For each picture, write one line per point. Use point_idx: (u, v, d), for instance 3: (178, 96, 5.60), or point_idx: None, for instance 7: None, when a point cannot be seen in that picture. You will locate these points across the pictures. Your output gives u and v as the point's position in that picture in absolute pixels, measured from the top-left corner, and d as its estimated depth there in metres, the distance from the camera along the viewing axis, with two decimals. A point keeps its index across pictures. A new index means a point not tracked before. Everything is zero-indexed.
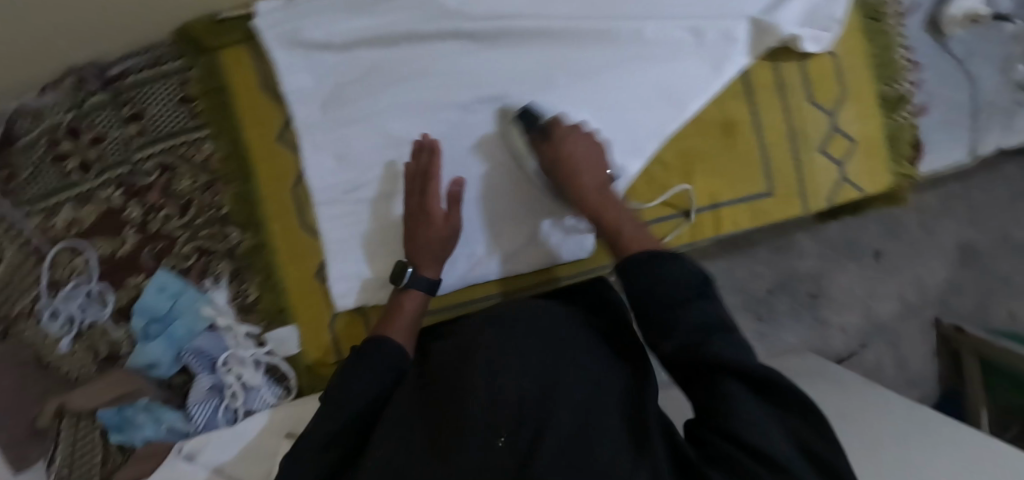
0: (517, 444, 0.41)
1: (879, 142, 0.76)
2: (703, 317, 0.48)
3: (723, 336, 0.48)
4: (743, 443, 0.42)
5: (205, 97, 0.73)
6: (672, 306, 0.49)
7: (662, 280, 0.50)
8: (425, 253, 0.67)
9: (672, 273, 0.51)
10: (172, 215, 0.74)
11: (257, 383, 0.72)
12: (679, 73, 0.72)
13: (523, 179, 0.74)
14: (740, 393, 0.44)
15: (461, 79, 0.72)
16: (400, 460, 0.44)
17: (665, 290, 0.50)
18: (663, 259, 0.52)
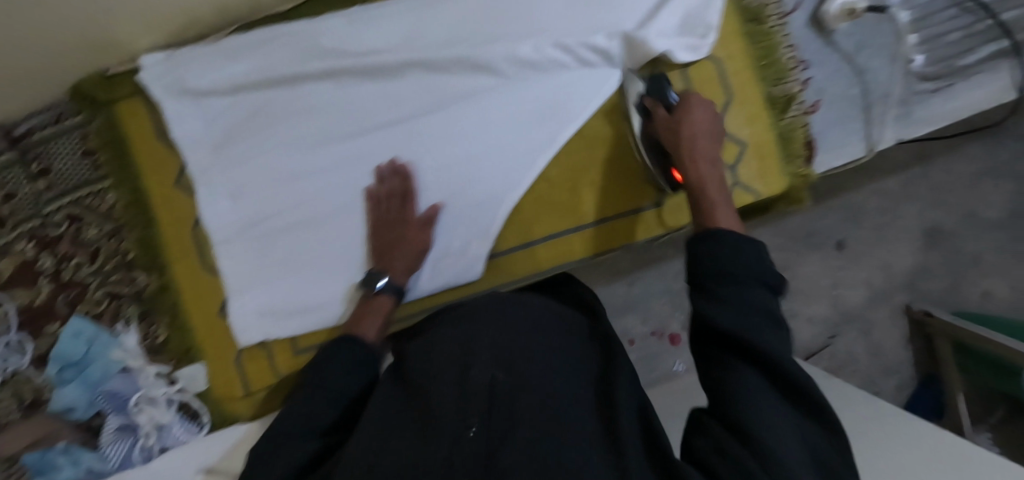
0: (483, 436, 0.42)
1: (770, 144, 0.76)
2: (738, 302, 0.46)
3: (769, 330, 0.46)
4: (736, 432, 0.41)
5: (104, 148, 0.76)
6: (727, 288, 0.47)
7: (727, 264, 0.49)
8: (397, 263, 0.70)
9: (745, 263, 0.49)
10: (83, 262, 0.77)
11: (170, 421, 0.75)
12: (559, 91, 0.73)
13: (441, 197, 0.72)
14: (753, 386, 0.43)
15: (346, 112, 0.74)
16: (399, 438, 0.46)
17: (732, 274, 0.48)
18: (745, 244, 0.50)
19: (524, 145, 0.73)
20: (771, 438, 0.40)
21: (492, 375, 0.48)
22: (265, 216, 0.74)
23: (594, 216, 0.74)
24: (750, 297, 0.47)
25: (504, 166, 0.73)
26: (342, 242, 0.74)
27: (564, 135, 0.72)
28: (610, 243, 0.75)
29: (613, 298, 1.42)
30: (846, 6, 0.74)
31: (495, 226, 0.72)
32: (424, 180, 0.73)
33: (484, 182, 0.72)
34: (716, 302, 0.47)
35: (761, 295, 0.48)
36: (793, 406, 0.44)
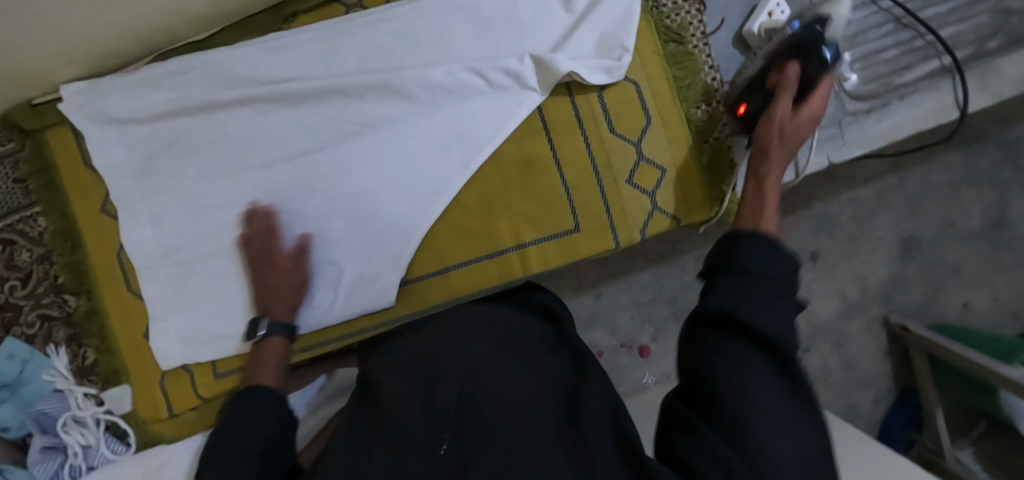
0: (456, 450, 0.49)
1: (691, 168, 0.74)
2: (761, 302, 0.48)
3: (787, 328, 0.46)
4: (720, 430, 0.43)
5: (34, 176, 0.78)
6: (739, 289, 0.49)
7: (751, 267, 0.50)
8: (277, 300, 0.69)
9: (764, 266, 0.51)
10: (16, 285, 0.79)
11: (97, 441, 0.78)
12: (472, 115, 0.72)
13: (357, 223, 0.74)
14: (750, 375, 0.44)
15: (264, 139, 0.74)
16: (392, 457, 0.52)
17: (757, 276, 0.49)
18: (774, 249, 0.52)
19: (439, 170, 0.73)
20: (765, 433, 0.41)
21: (460, 386, 0.57)
22: (186, 242, 0.75)
23: (509, 242, 0.74)
24: (775, 305, 0.47)
25: (419, 192, 0.73)
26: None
27: (476, 159, 0.72)
28: (526, 268, 0.74)
29: (580, 309, 1.42)
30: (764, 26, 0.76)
31: (410, 251, 0.73)
32: (338, 207, 0.74)
33: (399, 207, 0.73)
34: (717, 303, 0.49)
35: (783, 298, 0.49)
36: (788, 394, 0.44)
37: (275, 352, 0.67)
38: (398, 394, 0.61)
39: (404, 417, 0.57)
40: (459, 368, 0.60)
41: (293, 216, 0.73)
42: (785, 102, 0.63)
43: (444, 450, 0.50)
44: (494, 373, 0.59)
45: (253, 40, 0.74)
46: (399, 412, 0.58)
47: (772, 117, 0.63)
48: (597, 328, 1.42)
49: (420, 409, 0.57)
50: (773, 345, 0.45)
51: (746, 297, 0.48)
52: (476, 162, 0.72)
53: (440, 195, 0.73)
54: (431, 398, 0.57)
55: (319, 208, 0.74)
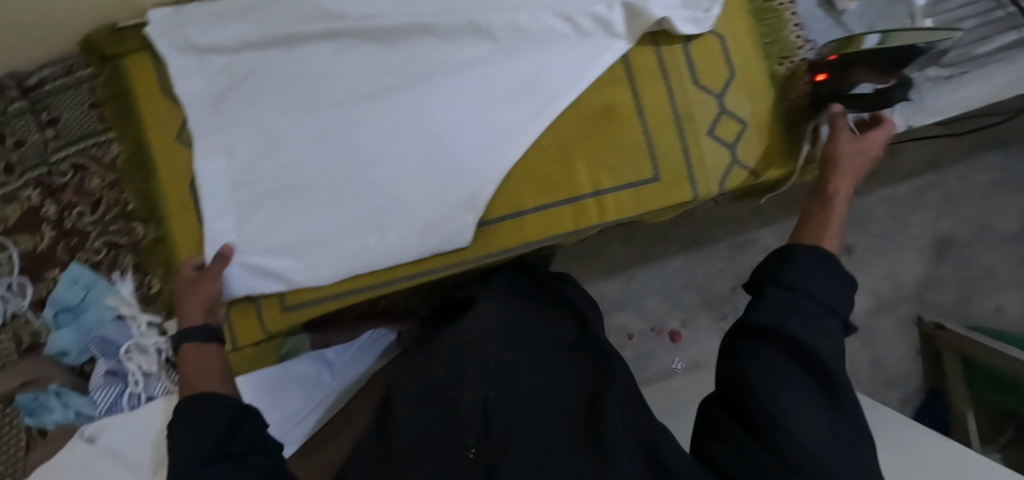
0: (482, 457, 0.61)
1: (771, 124, 0.75)
2: (813, 313, 0.56)
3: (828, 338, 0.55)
4: (769, 417, 0.51)
5: (110, 102, 0.78)
6: (793, 300, 0.57)
7: (808, 281, 0.58)
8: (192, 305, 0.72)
9: (819, 281, 0.58)
10: (85, 212, 0.79)
11: (158, 370, 0.77)
12: (552, 62, 0.73)
13: (433, 164, 0.73)
14: (789, 382, 0.53)
15: (344, 75, 0.75)
16: (427, 440, 0.65)
17: (810, 290, 0.57)
18: (831, 264, 0.60)
19: (519, 114, 0.73)
20: (799, 429, 0.50)
21: (483, 391, 0.66)
22: (259, 172, 0.75)
23: (587, 188, 0.74)
24: (824, 322, 0.56)
25: (497, 134, 0.73)
26: (331, 202, 0.74)
27: (557, 104, 0.72)
28: (602, 216, 0.74)
29: (610, 292, 1.41)
30: None
31: (485, 193, 0.73)
32: (416, 146, 0.73)
33: (472, 150, 0.73)
34: (766, 315, 0.57)
35: (830, 314, 0.57)
36: (823, 401, 0.53)
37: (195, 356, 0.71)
38: (420, 394, 0.70)
39: (427, 411, 0.68)
40: (482, 371, 0.68)
41: (373, 153, 0.74)
42: (847, 140, 0.69)
43: (473, 454, 0.61)
44: (514, 381, 0.67)
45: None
46: (420, 408, 0.68)
47: (835, 151, 0.69)
48: (626, 312, 1.41)
49: (442, 412, 0.67)
50: (816, 356, 0.53)
51: (795, 308, 0.56)
52: (554, 108, 0.72)
53: (517, 139, 0.73)
54: (456, 401, 0.66)
55: (395, 149, 0.74)
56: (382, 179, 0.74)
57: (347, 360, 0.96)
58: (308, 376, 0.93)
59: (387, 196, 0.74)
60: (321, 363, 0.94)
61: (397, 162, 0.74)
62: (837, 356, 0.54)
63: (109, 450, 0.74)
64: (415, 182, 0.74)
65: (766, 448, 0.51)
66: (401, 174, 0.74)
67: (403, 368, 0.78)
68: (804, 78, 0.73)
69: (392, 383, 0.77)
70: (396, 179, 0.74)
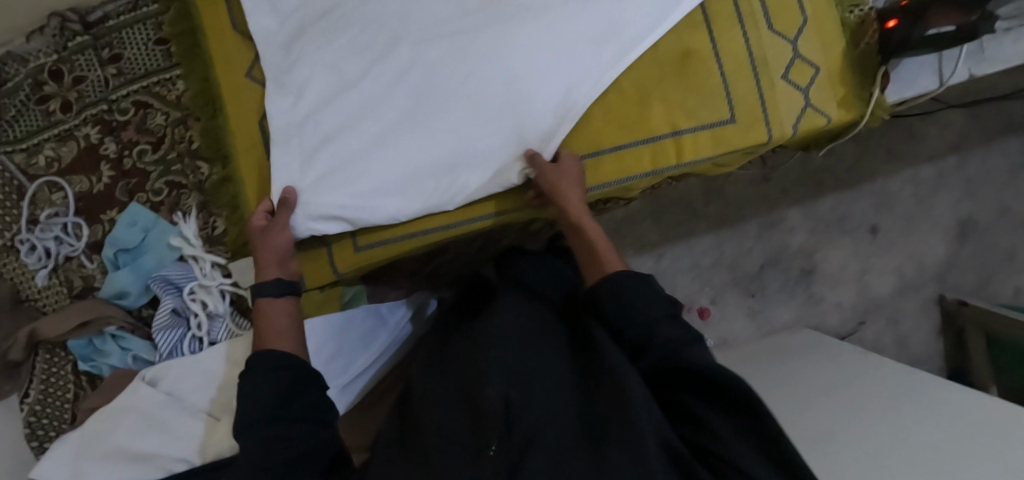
0: (507, 454, 0.50)
1: (842, 69, 0.76)
2: (660, 327, 0.61)
3: (680, 334, 0.60)
4: (685, 415, 0.57)
5: (178, 39, 0.76)
6: (639, 324, 0.61)
7: (629, 301, 0.63)
8: (267, 256, 0.69)
9: (643, 299, 0.63)
10: (147, 150, 0.77)
11: (222, 312, 0.75)
12: (630, 9, 0.73)
13: (512, 105, 0.72)
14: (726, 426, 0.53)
15: (418, 13, 0.73)
16: (446, 441, 0.55)
17: (661, 328, 0.60)
18: (643, 280, 0.65)
19: (599, 58, 0.73)
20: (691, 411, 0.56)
21: (506, 390, 0.55)
22: (328, 112, 0.71)
23: (664, 129, 0.74)
24: (661, 329, 0.60)
25: (576, 79, 0.72)
26: (398, 142, 0.71)
27: (637, 49, 0.73)
28: (680, 157, 0.75)
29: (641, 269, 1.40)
30: None
31: (561, 130, 0.72)
32: (491, 89, 0.71)
33: (548, 92, 0.72)
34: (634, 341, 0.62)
35: (668, 317, 0.62)
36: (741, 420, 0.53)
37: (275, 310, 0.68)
38: (442, 395, 0.61)
39: (444, 413, 0.59)
40: (503, 369, 0.58)
41: (447, 95, 0.71)
42: None
43: (496, 451, 0.50)
44: (532, 377, 0.58)
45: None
46: (434, 416, 0.59)
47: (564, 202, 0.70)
48: None
49: (460, 415, 0.57)
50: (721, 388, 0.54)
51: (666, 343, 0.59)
52: (633, 49, 0.73)
53: (594, 81, 0.72)
54: (474, 398, 0.57)
55: (467, 92, 0.71)
56: (459, 120, 0.72)
57: (399, 319, 0.93)
58: (364, 330, 0.90)
59: (458, 137, 0.72)
60: (376, 319, 0.91)
61: (471, 106, 0.71)
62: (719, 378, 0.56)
63: (172, 392, 0.71)
64: (492, 123, 0.72)
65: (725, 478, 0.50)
66: (477, 117, 0.71)
67: (420, 375, 0.69)
68: (874, 27, 0.75)
69: (412, 386, 0.69)
70: (471, 114, 0.71)
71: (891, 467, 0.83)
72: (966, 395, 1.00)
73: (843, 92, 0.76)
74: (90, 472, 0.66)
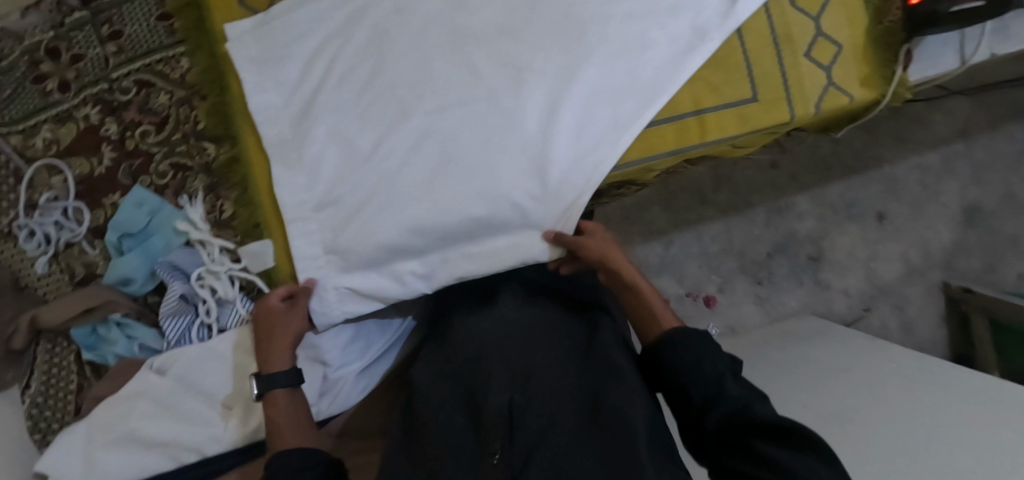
0: (509, 461, 0.51)
1: (866, 47, 0.75)
2: (717, 380, 0.57)
3: (744, 392, 0.56)
4: (757, 463, 0.50)
5: (181, 13, 0.73)
6: (698, 375, 0.58)
7: (691, 358, 0.60)
8: (279, 349, 0.67)
9: (702, 351, 0.60)
10: (150, 131, 0.74)
11: (232, 298, 0.72)
12: (648, 62, 0.71)
13: (529, 174, 0.71)
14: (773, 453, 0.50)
15: (432, 68, 0.72)
16: (454, 444, 0.56)
17: (701, 356, 0.60)
18: (695, 333, 0.62)
19: (618, 116, 0.72)
20: (759, 452, 0.50)
21: (509, 394, 0.57)
22: (341, 160, 0.71)
23: (687, 108, 0.72)
24: (729, 387, 0.56)
25: (596, 145, 0.72)
26: (417, 216, 0.70)
27: (654, 105, 0.71)
28: (703, 137, 0.73)
29: (650, 257, 1.40)
30: None
31: (579, 202, 0.73)
32: (505, 159, 0.71)
33: (568, 160, 0.72)
34: (686, 392, 0.58)
35: (730, 368, 0.59)
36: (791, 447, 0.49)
37: (283, 404, 0.64)
38: (448, 393, 0.62)
39: (451, 412, 0.60)
40: (506, 374, 0.60)
41: (463, 163, 0.70)
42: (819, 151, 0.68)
43: (498, 458, 0.52)
44: (539, 378, 0.59)
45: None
46: (440, 413, 0.60)
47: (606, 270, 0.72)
48: (665, 276, 1.40)
49: (465, 415, 0.59)
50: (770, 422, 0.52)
51: (701, 366, 0.59)
52: (655, 103, 0.71)
53: (614, 143, 0.71)
54: (480, 401, 0.58)
55: (482, 161, 0.71)
56: (479, 188, 0.70)
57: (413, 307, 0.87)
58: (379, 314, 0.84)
59: (478, 208, 0.71)
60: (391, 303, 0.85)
61: (486, 178, 0.70)
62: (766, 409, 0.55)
63: (181, 380, 0.68)
64: (509, 197, 0.71)
65: None
66: (489, 188, 0.70)
67: (423, 369, 0.70)
68: (897, 5, 0.74)
69: (413, 381, 0.68)
70: (486, 186, 0.70)
71: (907, 449, 0.83)
72: (973, 377, 1.00)
73: (866, 78, 0.75)
74: (100, 459, 0.63)
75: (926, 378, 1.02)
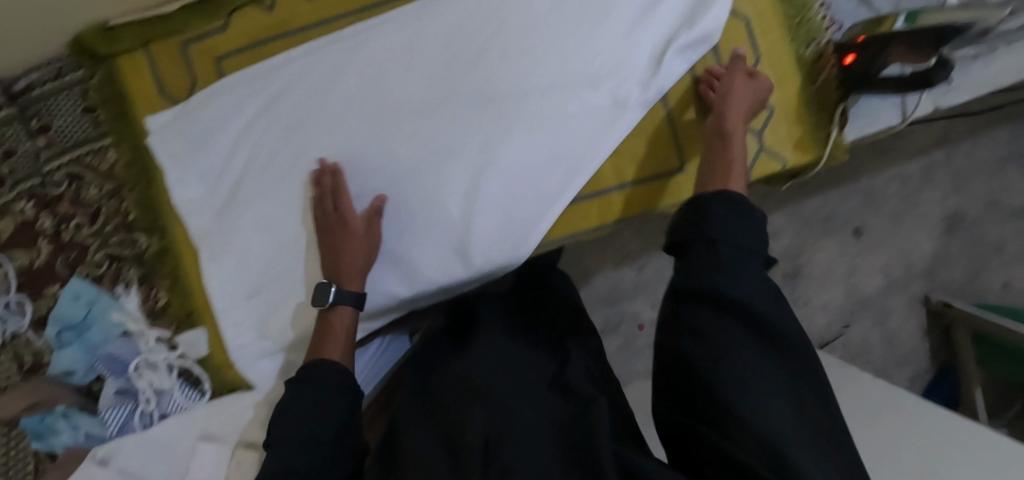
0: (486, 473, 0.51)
1: (798, 109, 0.72)
2: (738, 274, 0.52)
3: (756, 290, 0.52)
4: (707, 354, 0.50)
5: (106, 105, 0.73)
6: (722, 260, 0.53)
7: (727, 236, 0.54)
8: (346, 268, 0.69)
9: (740, 235, 0.55)
10: (83, 223, 0.75)
11: (168, 387, 0.73)
12: (570, 136, 0.70)
13: (451, 253, 0.71)
14: (743, 354, 0.48)
15: (348, 152, 0.70)
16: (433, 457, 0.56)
17: (732, 238, 0.54)
18: (743, 210, 0.57)
19: (541, 191, 0.70)
20: (746, 373, 0.47)
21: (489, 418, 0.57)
22: (263, 246, 0.71)
23: (611, 182, 0.72)
24: (741, 273, 0.52)
25: (517, 221, 0.71)
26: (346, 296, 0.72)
27: (575, 181, 0.70)
28: (627, 210, 0.73)
29: (624, 281, 1.38)
30: None
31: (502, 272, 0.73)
32: (426, 239, 0.71)
33: (491, 240, 0.71)
34: (696, 276, 0.53)
35: (756, 266, 0.54)
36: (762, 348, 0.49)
37: (345, 324, 0.68)
38: (430, 421, 0.63)
39: (431, 438, 0.60)
40: (484, 400, 0.61)
41: (390, 243, 0.72)
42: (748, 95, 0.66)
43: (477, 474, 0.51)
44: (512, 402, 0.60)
45: (329, 37, 0.71)
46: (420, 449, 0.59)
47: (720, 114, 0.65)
48: (640, 300, 1.38)
49: (444, 439, 0.59)
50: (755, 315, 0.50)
51: (718, 264, 0.53)
52: (577, 179, 0.70)
53: (537, 222, 0.71)
54: (458, 438, 0.57)
55: (408, 240, 0.71)
56: (404, 267, 0.72)
57: (365, 360, 0.91)
58: None
59: (404, 292, 0.72)
60: None
61: (409, 258, 0.71)
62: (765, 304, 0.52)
63: (125, 471, 0.69)
64: (434, 276, 0.72)
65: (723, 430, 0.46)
66: (411, 267, 0.72)
67: (406, 403, 0.71)
68: (832, 62, 0.72)
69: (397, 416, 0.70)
70: (412, 266, 0.71)
71: None
72: None
73: (799, 141, 0.72)
74: None
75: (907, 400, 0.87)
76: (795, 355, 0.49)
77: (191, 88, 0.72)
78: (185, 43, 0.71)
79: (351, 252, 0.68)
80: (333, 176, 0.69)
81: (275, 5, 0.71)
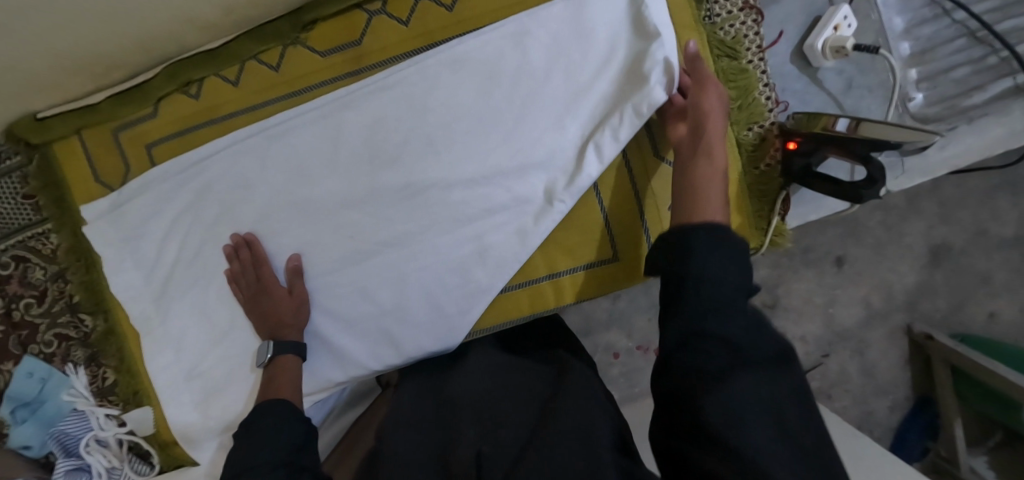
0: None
1: (738, 196, 0.71)
2: (725, 309, 0.49)
3: (745, 322, 0.48)
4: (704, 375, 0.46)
5: (45, 191, 0.73)
6: (705, 296, 0.50)
7: (708, 268, 0.51)
8: (278, 330, 0.69)
9: (723, 266, 0.52)
10: (32, 303, 0.76)
11: (120, 462, 0.76)
12: (496, 230, 0.69)
13: (384, 340, 0.71)
14: (744, 377, 0.44)
15: (275, 242, 0.70)
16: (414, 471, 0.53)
17: (714, 269, 0.51)
18: (726, 241, 0.54)
19: (474, 281, 0.70)
20: (733, 398, 0.43)
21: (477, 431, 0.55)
22: (200, 332, 0.73)
23: (541, 271, 0.72)
24: (712, 294, 0.50)
25: (447, 310, 0.70)
26: None
27: (504, 276, 0.69)
28: (560, 298, 0.73)
29: (596, 310, 1.14)
30: (836, 42, 0.71)
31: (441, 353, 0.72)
32: (355, 326, 0.71)
33: (421, 329, 0.70)
34: (680, 319, 0.50)
35: (742, 294, 0.51)
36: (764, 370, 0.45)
37: (291, 370, 0.68)
38: (413, 427, 0.60)
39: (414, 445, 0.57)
40: (473, 413, 0.58)
41: (319, 332, 0.72)
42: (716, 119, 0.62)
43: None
44: (503, 409, 0.57)
45: (254, 125, 0.69)
46: (409, 458, 0.55)
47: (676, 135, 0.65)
48: (614, 330, 1.15)
49: (428, 451, 0.56)
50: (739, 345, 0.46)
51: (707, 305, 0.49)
52: (507, 272, 0.69)
53: (466, 313, 0.70)
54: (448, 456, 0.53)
55: (341, 328, 0.71)
56: (341, 352, 0.72)
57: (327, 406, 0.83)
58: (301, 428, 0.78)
59: (339, 376, 0.73)
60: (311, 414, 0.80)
61: (338, 349, 0.72)
62: (756, 331, 0.48)
63: None
64: (367, 363, 0.72)
65: (720, 452, 0.42)
66: (341, 356, 0.72)
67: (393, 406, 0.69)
68: (775, 146, 0.71)
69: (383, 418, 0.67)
70: (345, 354, 0.72)
71: None
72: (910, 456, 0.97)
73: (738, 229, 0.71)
74: None
75: (869, 450, 0.84)
76: (793, 379, 0.45)
77: (123, 175, 0.72)
78: (116, 130, 0.71)
79: (285, 319, 0.68)
80: (249, 246, 0.70)
81: (201, 91, 0.69)
